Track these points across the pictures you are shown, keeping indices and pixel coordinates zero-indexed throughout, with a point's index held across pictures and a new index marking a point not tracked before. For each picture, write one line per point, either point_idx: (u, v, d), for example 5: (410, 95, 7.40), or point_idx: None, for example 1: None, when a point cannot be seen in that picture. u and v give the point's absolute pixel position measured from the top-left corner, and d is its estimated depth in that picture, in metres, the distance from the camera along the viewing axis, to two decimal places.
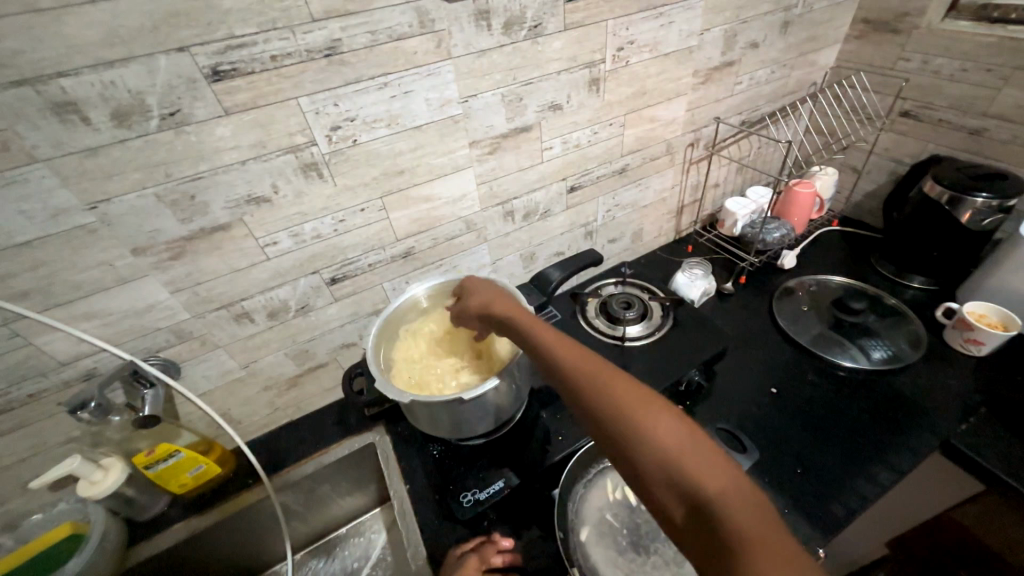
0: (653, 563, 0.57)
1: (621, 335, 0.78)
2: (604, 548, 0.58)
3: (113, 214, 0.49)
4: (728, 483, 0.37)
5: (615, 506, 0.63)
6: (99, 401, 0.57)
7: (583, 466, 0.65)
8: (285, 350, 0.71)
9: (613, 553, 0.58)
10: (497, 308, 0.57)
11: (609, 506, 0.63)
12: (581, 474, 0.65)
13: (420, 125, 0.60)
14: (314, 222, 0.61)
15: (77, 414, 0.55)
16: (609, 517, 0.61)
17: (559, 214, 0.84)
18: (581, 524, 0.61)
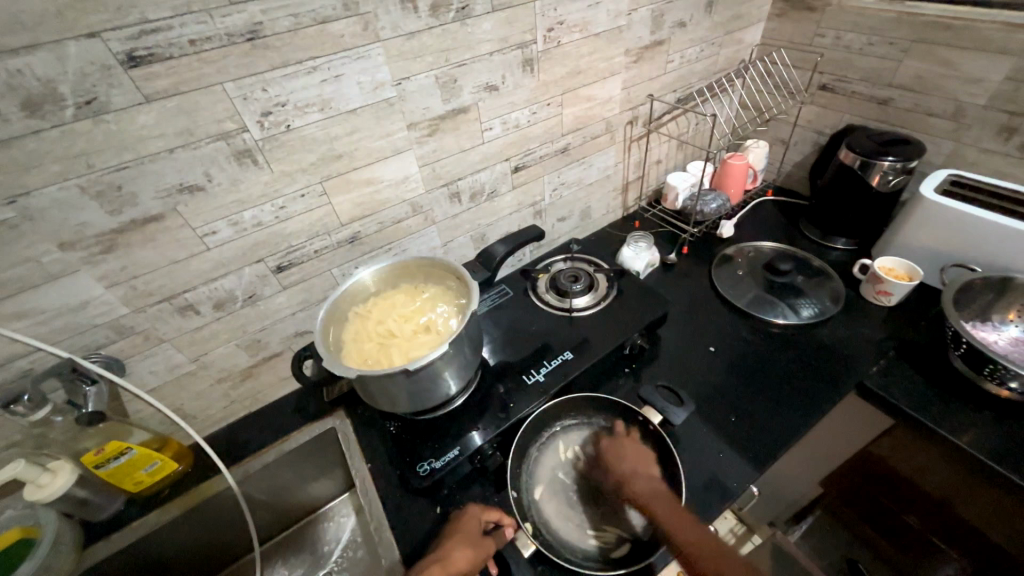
0: (602, 512, 0.62)
1: (570, 307, 0.82)
2: (557, 503, 0.63)
3: (34, 208, 0.48)
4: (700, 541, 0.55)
5: (567, 463, 0.67)
6: (33, 395, 0.57)
7: (536, 431, 0.69)
8: (235, 341, 0.71)
9: (565, 506, 0.63)
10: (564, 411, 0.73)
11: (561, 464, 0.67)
12: (534, 438, 0.69)
13: (355, 109, 0.61)
14: (254, 209, 0.61)
15: (10, 408, 0.55)
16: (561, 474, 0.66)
17: (507, 194, 0.87)
18: (536, 483, 0.65)
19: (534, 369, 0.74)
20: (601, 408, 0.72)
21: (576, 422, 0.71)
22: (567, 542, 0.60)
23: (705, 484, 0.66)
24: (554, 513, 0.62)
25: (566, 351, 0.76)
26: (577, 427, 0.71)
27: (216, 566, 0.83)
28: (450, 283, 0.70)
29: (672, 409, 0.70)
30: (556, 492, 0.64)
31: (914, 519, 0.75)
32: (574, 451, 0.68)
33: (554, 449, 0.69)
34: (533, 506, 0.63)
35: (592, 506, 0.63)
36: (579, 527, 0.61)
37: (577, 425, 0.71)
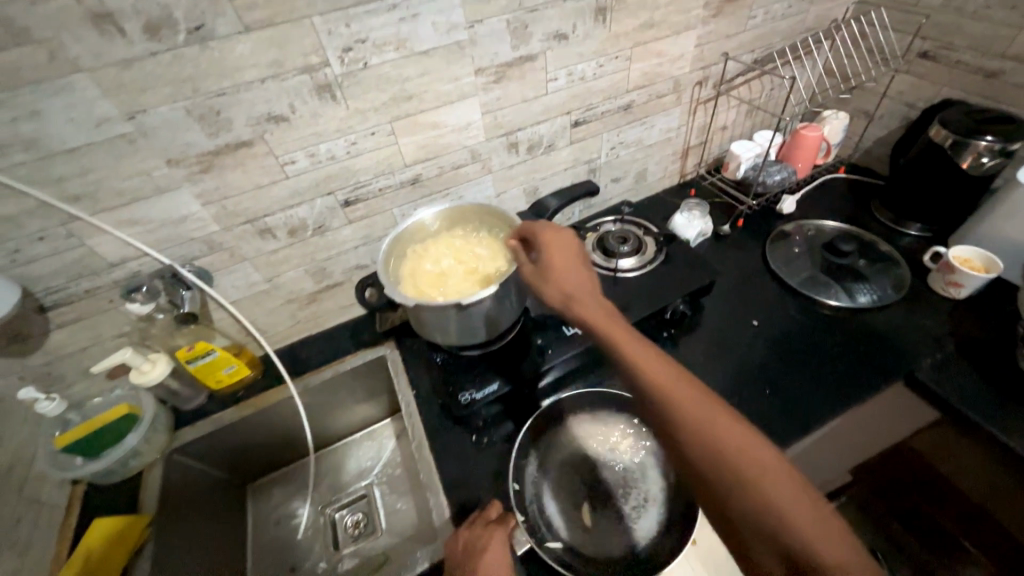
0: (603, 514, 0.65)
1: (614, 267, 0.83)
2: (559, 502, 0.66)
3: (148, 125, 0.54)
4: (796, 504, 0.40)
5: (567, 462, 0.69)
6: (149, 288, 0.65)
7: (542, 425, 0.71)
8: (304, 267, 0.78)
9: (566, 507, 0.65)
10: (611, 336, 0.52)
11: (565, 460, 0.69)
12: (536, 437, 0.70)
13: (427, 50, 0.63)
14: (329, 143, 0.66)
15: (131, 298, 0.63)
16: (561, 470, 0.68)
17: (563, 149, 0.87)
18: (540, 479, 0.67)
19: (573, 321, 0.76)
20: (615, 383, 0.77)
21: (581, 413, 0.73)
22: (562, 533, 0.62)
23: None
24: (555, 513, 0.64)
25: None
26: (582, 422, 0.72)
27: (274, 463, 0.94)
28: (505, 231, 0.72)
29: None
30: (556, 493, 0.66)
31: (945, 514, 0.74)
32: (576, 449, 0.71)
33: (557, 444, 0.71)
34: (533, 503, 0.65)
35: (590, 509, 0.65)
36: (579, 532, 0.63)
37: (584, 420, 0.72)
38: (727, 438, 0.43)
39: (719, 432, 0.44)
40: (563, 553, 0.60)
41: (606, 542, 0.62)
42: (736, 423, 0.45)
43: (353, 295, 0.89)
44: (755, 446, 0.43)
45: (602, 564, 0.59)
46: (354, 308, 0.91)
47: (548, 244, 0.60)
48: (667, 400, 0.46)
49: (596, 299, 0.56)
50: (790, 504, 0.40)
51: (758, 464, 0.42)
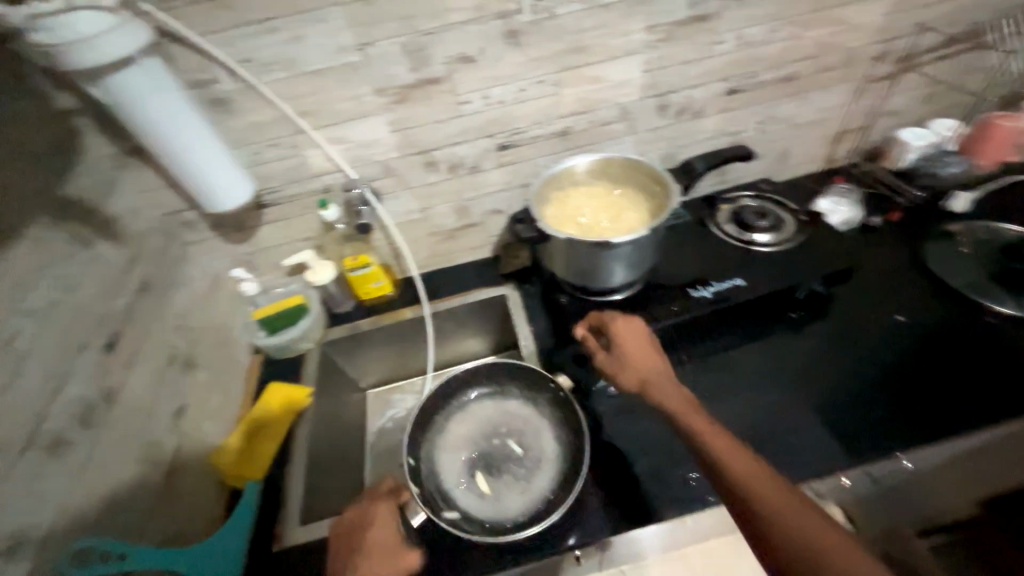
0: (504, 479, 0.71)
1: (749, 241, 0.81)
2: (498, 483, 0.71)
3: (371, 55, 0.65)
4: (793, 514, 0.44)
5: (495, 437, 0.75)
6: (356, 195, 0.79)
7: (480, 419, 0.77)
8: (452, 203, 0.87)
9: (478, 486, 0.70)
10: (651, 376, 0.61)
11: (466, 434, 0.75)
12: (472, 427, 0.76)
13: (608, 3, 0.67)
14: (502, 87, 0.72)
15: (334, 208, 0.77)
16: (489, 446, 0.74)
17: (712, 117, 0.86)
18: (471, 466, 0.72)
19: (701, 285, 0.77)
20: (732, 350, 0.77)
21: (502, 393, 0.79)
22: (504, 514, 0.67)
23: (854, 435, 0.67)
24: (453, 487, 0.70)
25: (739, 277, 0.77)
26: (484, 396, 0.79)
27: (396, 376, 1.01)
28: (654, 191, 0.73)
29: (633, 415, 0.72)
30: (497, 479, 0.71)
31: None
32: (489, 424, 0.76)
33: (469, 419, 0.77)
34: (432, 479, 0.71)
35: (485, 477, 0.71)
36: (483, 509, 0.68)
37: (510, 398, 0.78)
38: (733, 459, 0.49)
39: (716, 450, 0.50)
40: (458, 520, 0.66)
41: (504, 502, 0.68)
42: (746, 453, 0.50)
43: (484, 238, 0.96)
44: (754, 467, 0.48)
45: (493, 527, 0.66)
46: (481, 251, 0.99)
47: (624, 334, 0.66)
48: (686, 426, 0.54)
49: (665, 375, 0.61)
50: (809, 536, 0.43)
51: (745, 476, 0.48)
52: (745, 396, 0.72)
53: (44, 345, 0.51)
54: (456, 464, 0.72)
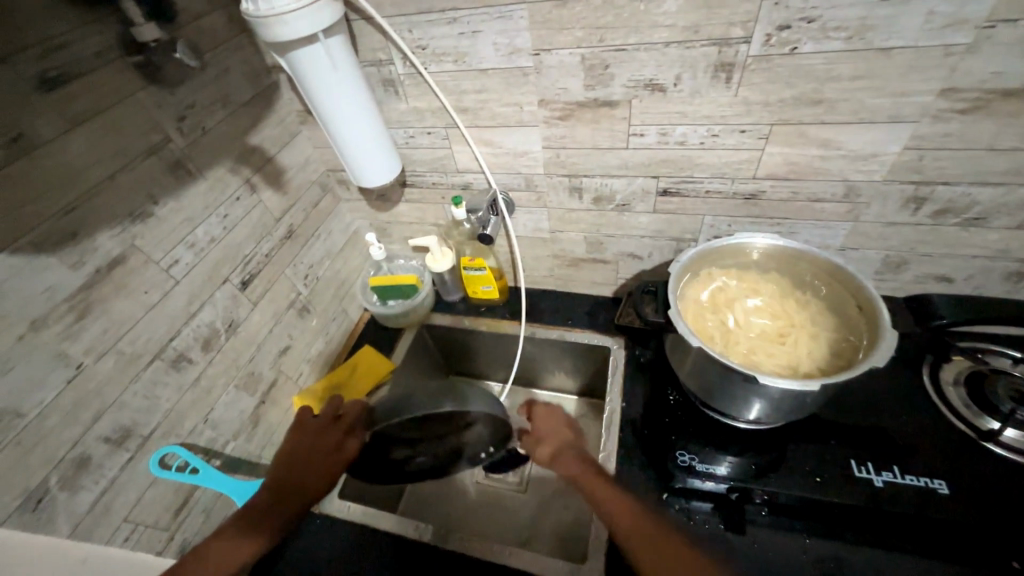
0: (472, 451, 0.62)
1: (983, 429, 0.55)
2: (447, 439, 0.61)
3: (545, 64, 0.56)
4: None
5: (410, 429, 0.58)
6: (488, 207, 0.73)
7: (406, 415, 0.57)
8: (586, 234, 0.77)
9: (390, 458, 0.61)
10: (563, 448, 0.58)
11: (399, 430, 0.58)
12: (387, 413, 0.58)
13: (890, 48, 0.46)
14: (688, 127, 0.57)
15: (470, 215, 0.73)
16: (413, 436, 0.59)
17: (999, 230, 0.57)
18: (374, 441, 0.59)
19: (870, 463, 0.56)
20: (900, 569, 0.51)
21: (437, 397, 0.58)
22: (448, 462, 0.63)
23: None
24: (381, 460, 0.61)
25: (941, 479, 0.53)
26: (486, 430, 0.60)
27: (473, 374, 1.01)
28: (851, 326, 0.52)
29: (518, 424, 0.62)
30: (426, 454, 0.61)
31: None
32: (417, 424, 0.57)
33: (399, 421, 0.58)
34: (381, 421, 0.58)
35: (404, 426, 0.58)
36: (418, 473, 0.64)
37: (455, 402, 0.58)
38: (656, 549, 0.45)
39: (636, 536, 0.46)
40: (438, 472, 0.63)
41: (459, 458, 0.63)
42: (663, 533, 0.46)
43: (610, 278, 0.84)
44: (678, 552, 0.44)
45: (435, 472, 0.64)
46: (603, 289, 0.87)
47: (538, 414, 0.62)
48: (601, 508, 0.50)
49: (578, 446, 0.58)
50: None
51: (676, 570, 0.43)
52: None
53: (193, 275, 0.59)
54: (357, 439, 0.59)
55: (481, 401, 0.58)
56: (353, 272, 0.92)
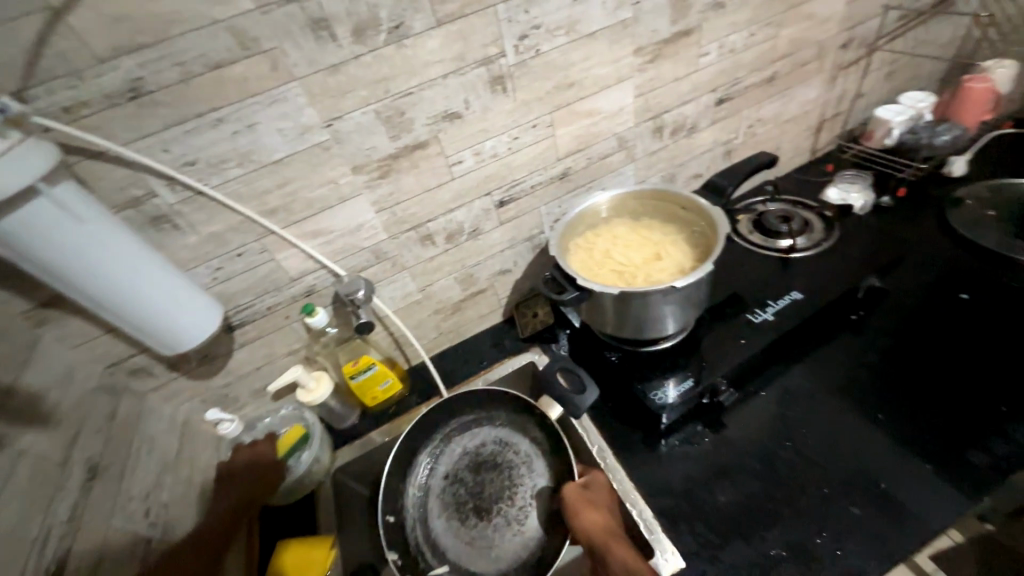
0: (518, 475, 0.67)
1: (785, 249, 0.76)
2: (500, 486, 0.67)
3: (343, 131, 0.55)
4: None
5: (462, 469, 0.69)
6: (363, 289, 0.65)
7: (422, 437, 0.70)
8: (454, 275, 0.76)
9: (455, 521, 0.65)
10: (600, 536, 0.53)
11: (450, 472, 0.69)
12: (425, 446, 0.70)
13: (594, 32, 0.61)
14: (494, 139, 0.64)
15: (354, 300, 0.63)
16: (473, 479, 0.68)
17: (706, 129, 0.81)
18: (425, 495, 0.67)
19: (757, 308, 0.70)
20: (812, 376, 0.69)
21: (472, 421, 0.72)
22: (526, 495, 0.66)
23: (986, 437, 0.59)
24: (443, 532, 0.65)
25: (794, 290, 0.71)
26: (539, 456, 0.68)
27: None
28: (690, 223, 0.66)
29: (575, 397, 0.61)
30: (510, 498, 0.66)
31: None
32: (469, 455, 0.70)
33: (450, 463, 0.69)
34: (448, 522, 0.65)
35: (470, 516, 0.65)
36: (534, 515, 0.64)
37: (457, 437, 0.71)
38: None
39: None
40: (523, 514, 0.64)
41: (520, 486, 0.66)
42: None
43: (493, 304, 0.85)
44: None
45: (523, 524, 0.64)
46: (492, 317, 0.87)
47: (579, 501, 0.57)
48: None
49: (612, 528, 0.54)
50: None
51: None
52: (852, 428, 0.63)
53: None
54: (389, 498, 0.66)
55: (469, 440, 0.71)
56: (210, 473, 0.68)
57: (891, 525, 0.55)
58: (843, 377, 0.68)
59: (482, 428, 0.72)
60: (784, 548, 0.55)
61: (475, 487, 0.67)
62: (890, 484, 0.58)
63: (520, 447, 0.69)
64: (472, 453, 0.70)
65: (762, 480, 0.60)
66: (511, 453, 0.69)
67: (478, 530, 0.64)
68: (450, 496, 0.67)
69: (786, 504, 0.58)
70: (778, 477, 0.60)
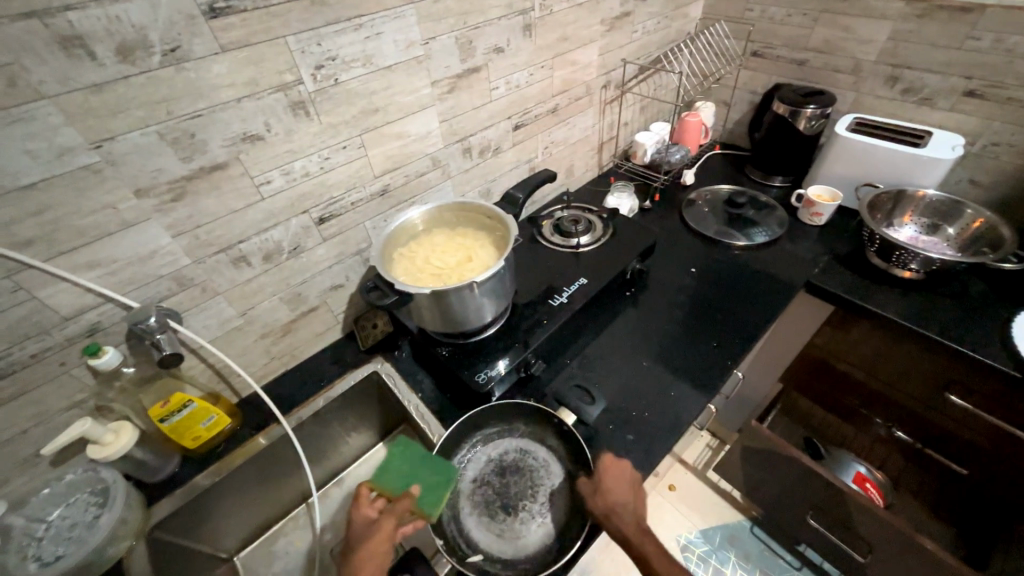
0: (533, 472, 0.70)
1: (575, 246, 0.94)
2: (522, 485, 0.69)
3: (117, 153, 0.51)
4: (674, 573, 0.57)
5: (489, 473, 0.70)
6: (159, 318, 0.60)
7: (455, 443, 0.71)
8: (279, 295, 0.75)
9: (484, 517, 0.66)
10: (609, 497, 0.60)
11: (478, 475, 0.70)
12: (455, 450, 0.72)
13: (390, 65, 0.68)
14: (303, 159, 0.66)
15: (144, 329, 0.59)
16: (500, 482, 0.70)
17: (509, 150, 0.96)
18: (455, 497, 0.68)
19: (557, 294, 0.86)
20: (602, 343, 0.88)
21: (498, 432, 0.74)
22: (545, 492, 0.68)
23: (710, 366, 0.83)
24: (474, 529, 0.65)
25: (582, 277, 0.89)
26: (556, 459, 0.70)
27: (264, 516, 0.83)
28: (491, 227, 0.78)
29: (584, 408, 0.73)
30: (533, 497, 0.67)
31: (854, 399, 1.04)
32: (493, 461, 0.71)
33: (477, 467, 0.71)
34: (469, 528, 0.65)
35: (492, 518, 0.66)
36: (553, 512, 0.65)
37: (481, 443, 0.73)
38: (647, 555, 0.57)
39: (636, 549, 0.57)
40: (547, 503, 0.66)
41: (534, 486, 0.68)
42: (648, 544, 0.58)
43: (330, 320, 0.86)
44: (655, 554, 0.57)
45: (546, 522, 0.64)
46: (330, 334, 0.87)
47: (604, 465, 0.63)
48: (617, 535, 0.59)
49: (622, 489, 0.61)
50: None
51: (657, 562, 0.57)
52: (630, 377, 0.82)
53: None
54: None
55: (490, 446, 0.73)
56: None
57: (655, 441, 0.73)
58: (623, 340, 0.88)
59: (504, 434, 0.74)
60: None
61: (503, 488, 0.69)
62: (655, 411, 0.77)
63: (539, 452, 0.71)
64: (497, 459, 0.71)
65: None
66: (531, 460, 0.71)
67: (506, 523, 0.65)
68: (479, 496, 0.68)
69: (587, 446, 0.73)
70: (582, 426, 0.75)
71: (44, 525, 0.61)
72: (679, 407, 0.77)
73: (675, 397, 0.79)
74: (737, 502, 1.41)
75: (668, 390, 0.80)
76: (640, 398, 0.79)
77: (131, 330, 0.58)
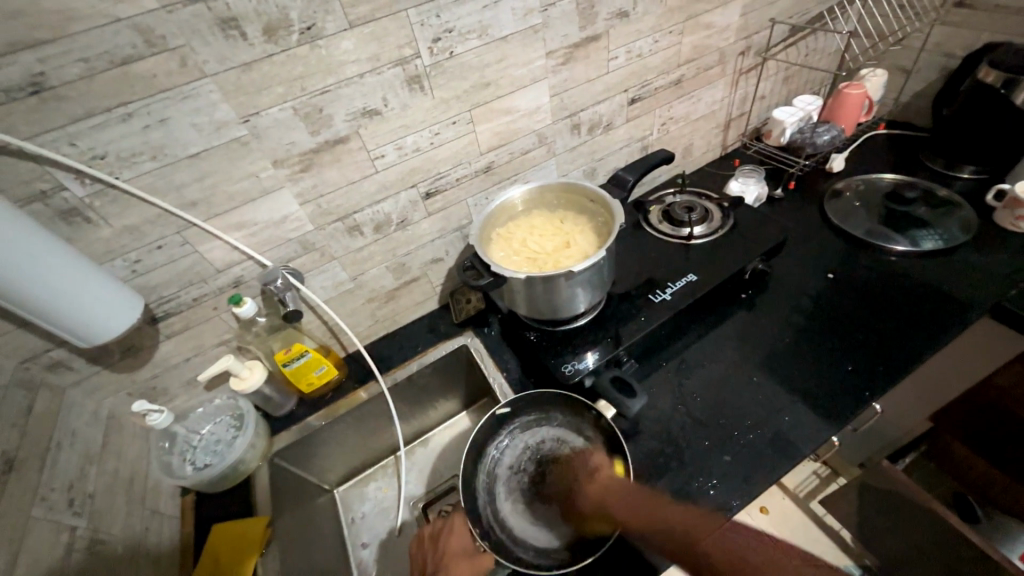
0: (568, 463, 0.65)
1: (687, 235, 0.85)
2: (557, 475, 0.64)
3: (261, 127, 0.56)
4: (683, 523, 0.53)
5: (525, 461, 0.66)
6: (284, 279, 0.67)
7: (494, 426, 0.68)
8: (385, 264, 0.79)
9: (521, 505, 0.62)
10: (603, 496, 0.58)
11: (515, 462, 0.66)
12: (493, 435, 0.68)
13: (505, 36, 0.66)
14: (415, 134, 0.67)
15: (269, 286, 0.66)
16: (537, 470, 0.65)
17: (621, 126, 0.89)
18: (492, 483, 0.64)
19: (658, 289, 0.79)
20: (705, 347, 0.80)
21: (536, 419, 0.69)
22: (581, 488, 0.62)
23: (840, 390, 0.70)
24: (510, 514, 0.62)
25: (690, 273, 0.80)
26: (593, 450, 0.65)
27: (361, 459, 0.93)
28: (594, 212, 0.73)
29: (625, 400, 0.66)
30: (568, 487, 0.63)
31: None
32: (531, 449, 0.67)
33: (513, 452, 0.67)
34: (505, 515, 0.61)
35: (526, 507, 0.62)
36: None
37: (518, 428, 0.69)
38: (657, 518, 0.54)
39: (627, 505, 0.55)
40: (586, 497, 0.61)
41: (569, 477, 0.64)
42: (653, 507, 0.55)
43: (428, 290, 0.89)
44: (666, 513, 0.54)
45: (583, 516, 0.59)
46: (427, 304, 0.91)
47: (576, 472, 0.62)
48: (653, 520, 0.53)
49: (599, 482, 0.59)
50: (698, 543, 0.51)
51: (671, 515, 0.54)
52: (735, 389, 0.73)
53: None
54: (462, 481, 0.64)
55: (524, 432, 0.69)
56: (139, 464, 0.69)
57: (760, 466, 0.64)
58: (732, 348, 0.79)
59: (541, 423, 0.69)
60: (672, 495, 0.63)
61: (539, 478, 0.65)
62: (761, 433, 0.68)
63: (576, 442, 0.66)
64: (533, 446, 0.67)
65: (659, 440, 0.69)
66: (565, 450, 0.66)
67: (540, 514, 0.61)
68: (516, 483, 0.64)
69: (675, 457, 0.67)
70: (673, 434, 0.69)
71: (198, 436, 0.75)
72: (792, 432, 0.67)
73: (790, 420, 0.68)
74: (846, 544, 1.22)
75: (779, 412, 0.69)
76: (745, 415, 0.70)
77: (261, 285, 0.65)
